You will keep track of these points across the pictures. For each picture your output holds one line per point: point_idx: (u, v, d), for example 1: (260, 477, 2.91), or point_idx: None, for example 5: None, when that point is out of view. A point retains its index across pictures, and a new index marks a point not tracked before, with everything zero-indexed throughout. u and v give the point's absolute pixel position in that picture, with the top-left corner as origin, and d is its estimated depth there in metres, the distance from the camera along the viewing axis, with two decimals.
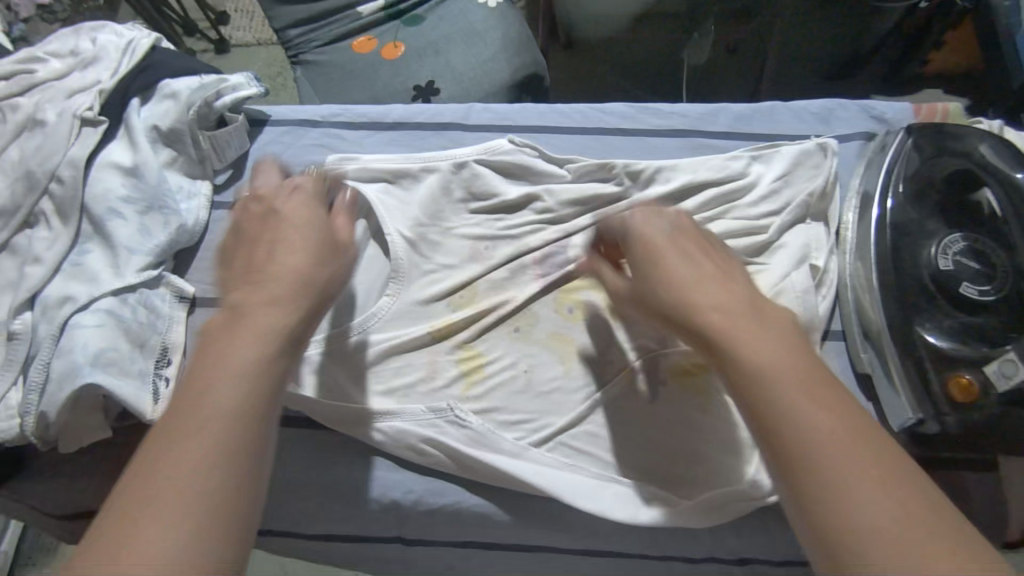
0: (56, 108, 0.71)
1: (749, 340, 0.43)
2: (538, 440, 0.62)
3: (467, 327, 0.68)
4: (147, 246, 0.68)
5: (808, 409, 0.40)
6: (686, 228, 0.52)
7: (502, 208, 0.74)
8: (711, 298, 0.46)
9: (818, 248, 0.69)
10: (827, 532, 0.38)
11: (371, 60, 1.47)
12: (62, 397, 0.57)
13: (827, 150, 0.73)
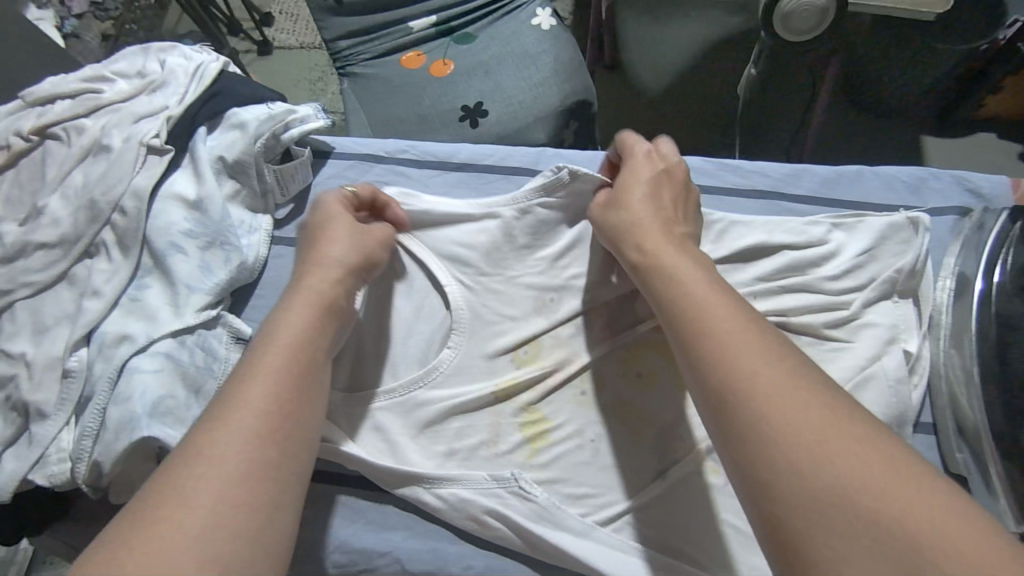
0: (122, 133, 0.69)
1: (675, 255, 0.53)
2: (605, 518, 0.58)
3: (533, 386, 0.65)
4: (207, 285, 0.65)
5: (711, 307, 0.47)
6: (667, 175, 0.62)
7: (568, 255, 0.71)
8: (655, 225, 0.56)
9: (907, 331, 0.65)
10: (723, 414, 0.42)
11: (421, 76, 1.45)
12: (118, 448, 0.54)
13: (919, 226, 0.68)
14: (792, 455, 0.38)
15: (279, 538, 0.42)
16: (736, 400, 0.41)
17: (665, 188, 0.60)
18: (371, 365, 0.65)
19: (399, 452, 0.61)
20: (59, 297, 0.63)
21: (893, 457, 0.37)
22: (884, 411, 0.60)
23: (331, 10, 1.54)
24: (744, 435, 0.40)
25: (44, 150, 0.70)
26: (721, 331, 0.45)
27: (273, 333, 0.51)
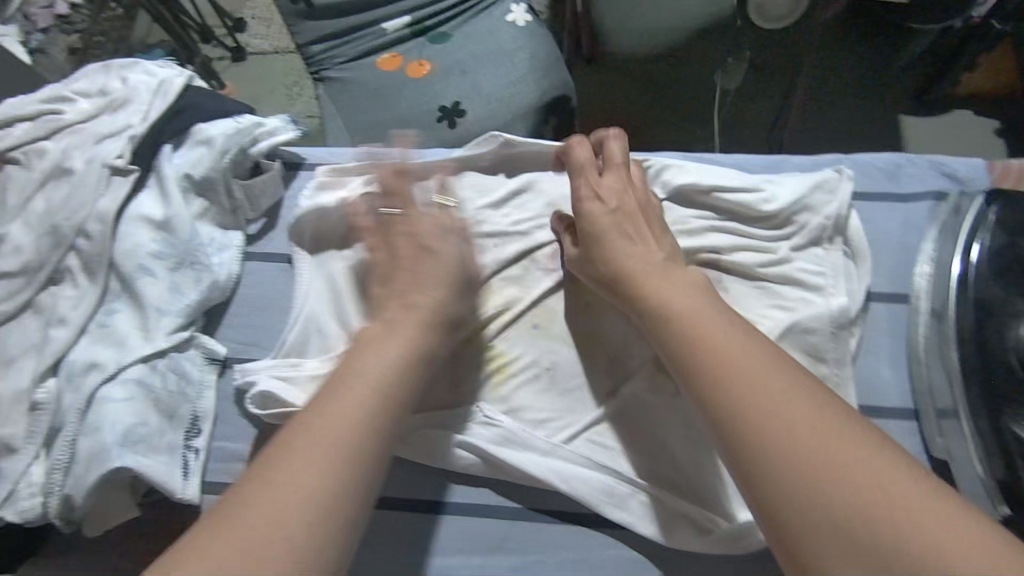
0: (84, 154, 0.67)
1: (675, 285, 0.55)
2: (566, 438, 0.62)
3: (489, 326, 0.67)
4: (178, 307, 0.64)
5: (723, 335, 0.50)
6: (624, 195, 0.64)
7: (507, 203, 0.76)
8: (642, 257, 0.59)
9: (839, 271, 0.68)
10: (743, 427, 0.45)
11: (396, 77, 1.42)
12: (89, 481, 0.54)
13: (842, 174, 0.72)
14: (813, 491, 0.41)
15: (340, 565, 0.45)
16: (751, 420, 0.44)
17: (631, 206, 0.63)
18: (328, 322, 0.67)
19: None
20: (24, 326, 0.62)
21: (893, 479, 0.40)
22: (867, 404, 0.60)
23: (304, 15, 1.52)
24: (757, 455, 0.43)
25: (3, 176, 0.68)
26: (727, 370, 0.47)
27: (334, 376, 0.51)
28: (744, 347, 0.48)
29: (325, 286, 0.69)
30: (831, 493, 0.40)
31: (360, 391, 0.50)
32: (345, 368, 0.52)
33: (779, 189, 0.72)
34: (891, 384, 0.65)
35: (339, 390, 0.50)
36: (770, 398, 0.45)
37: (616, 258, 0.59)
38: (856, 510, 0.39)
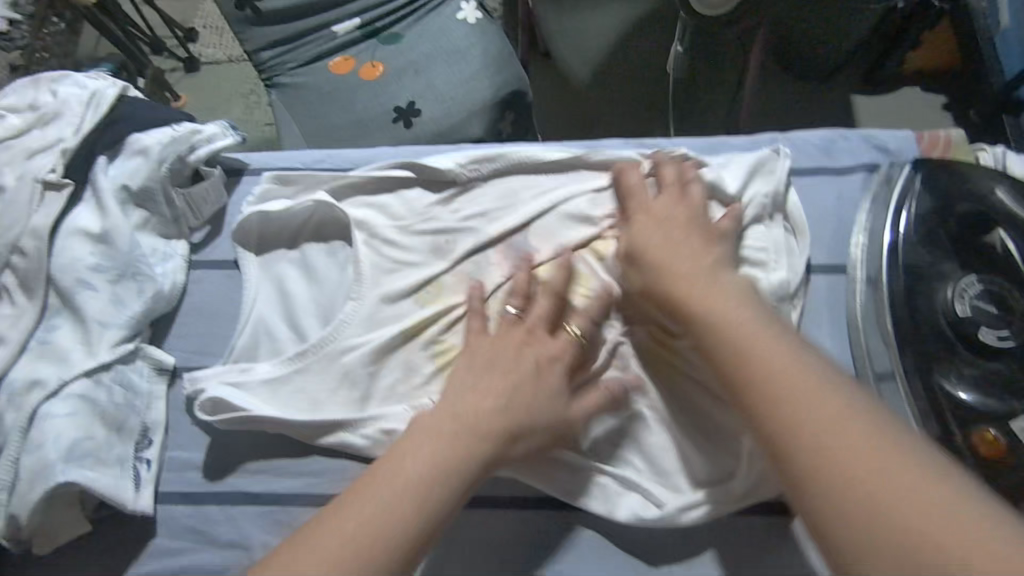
0: (15, 170, 0.66)
1: (710, 298, 0.53)
2: None
3: (439, 321, 0.66)
4: (122, 319, 0.63)
5: (762, 353, 0.48)
6: (653, 206, 0.63)
7: (457, 199, 0.74)
8: (705, 275, 0.55)
9: (780, 247, 0.67)
10: (785, 453, 0.44)
11: (349, 80, 1.42)
12: (34, 498, 0.53)
13: (780, 152, 0.72)
14: (869, 507, 0.40)
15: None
16: (795, 447, 0.44)
17: (678, 219, 0.61)
18: (282, 328, 0.68)
19: (320, 407, 0.62)
20: None
21: (957, 503, 0.38)
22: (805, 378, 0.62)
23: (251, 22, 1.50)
24: (807, 479, 0.42)
25: None
26: (793, 401, 0.45)
27: (410, 432, 0.53)
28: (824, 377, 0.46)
29: (277, 290, 0.71)
30: (885, 498, 0.40)
31: (431, 452, 0.51)
32: (434, 426, 0.52)
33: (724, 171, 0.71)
34: (833, 351, 0.66)
35: (427, 446, 0.51)
36: (844, 428, 0.43)
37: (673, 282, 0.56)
38: (917, 539, 0.38)
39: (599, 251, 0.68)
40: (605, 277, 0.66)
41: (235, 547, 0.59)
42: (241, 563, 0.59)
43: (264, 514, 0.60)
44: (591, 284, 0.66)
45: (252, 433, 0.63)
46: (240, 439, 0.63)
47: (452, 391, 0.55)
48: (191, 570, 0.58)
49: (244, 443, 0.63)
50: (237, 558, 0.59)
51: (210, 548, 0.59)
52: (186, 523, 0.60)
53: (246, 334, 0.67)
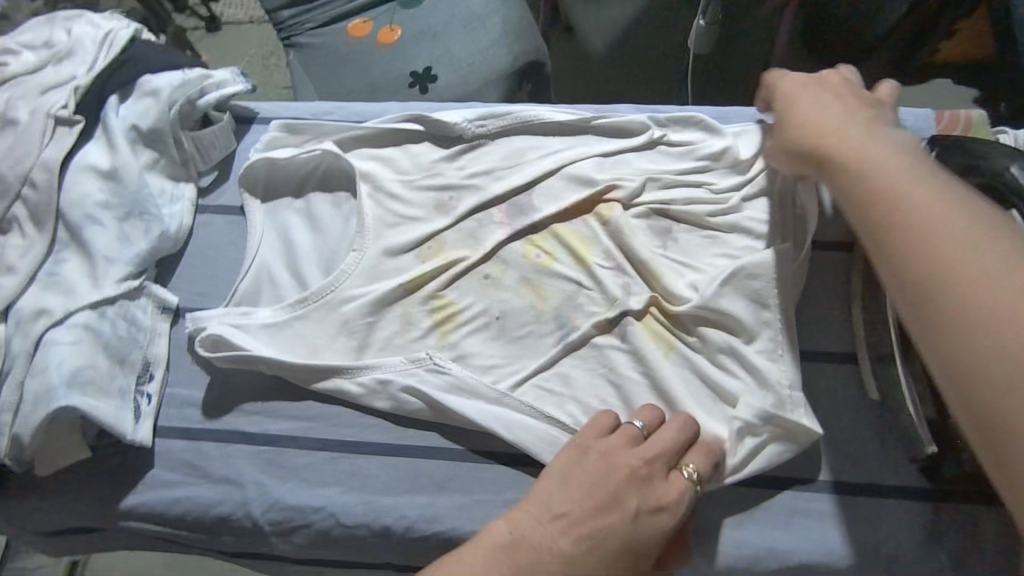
0: (28, 105, 0.67)
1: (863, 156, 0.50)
2: (511, 384, 0.61)
3: (438, 277, 0.67)
4: (126, 256, 0.64)
5: (921, 201, 0.45)
6: (822, 79, 0.58)
7: (463, 156, 0.74)
8: (842, 121, 0.53)
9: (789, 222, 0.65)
10: (934, 302, 0.42)
11: (366, 43, 1.41)
12: (38, 420, 0.55)
13: None
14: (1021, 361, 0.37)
15: None
16: (946, 294, 0.41)
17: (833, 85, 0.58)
18: (285, 275, 0.69)
19: (318, 354, 0.64)
20: None
21: None
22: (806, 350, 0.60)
23: None
24: (950, 327, 0.40)
25: None
26: (931, 233, 0.43)
27: (512, 538, 0.48)
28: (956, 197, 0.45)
29: (281, 236, 0.71)
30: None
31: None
32: (526, 537, 0.48)
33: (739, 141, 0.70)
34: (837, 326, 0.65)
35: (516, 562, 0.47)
36: (1007, 278, 0.40)
37: (811, 126, 0.53)
38: None
39: (602, 217, 0.68)
40: (608, 242, 0.67)
41: (226, 483, 0.60)
42: (230, 498, 0.60)
43: (256, 453, 0.62)
44: (594, 251, 0.67)
45: (250, 374, 0.65)
46: (239, 379, 0.65)
47: (551, 516, 0.49)
48: (182, 502, 0.60)
49: (242, 385, 0.64)
50: (227, 494, 0.60)
51: (203, 483, 0.60)
52: (181, 457, 0.62)
53: (248, 278, 0.68)
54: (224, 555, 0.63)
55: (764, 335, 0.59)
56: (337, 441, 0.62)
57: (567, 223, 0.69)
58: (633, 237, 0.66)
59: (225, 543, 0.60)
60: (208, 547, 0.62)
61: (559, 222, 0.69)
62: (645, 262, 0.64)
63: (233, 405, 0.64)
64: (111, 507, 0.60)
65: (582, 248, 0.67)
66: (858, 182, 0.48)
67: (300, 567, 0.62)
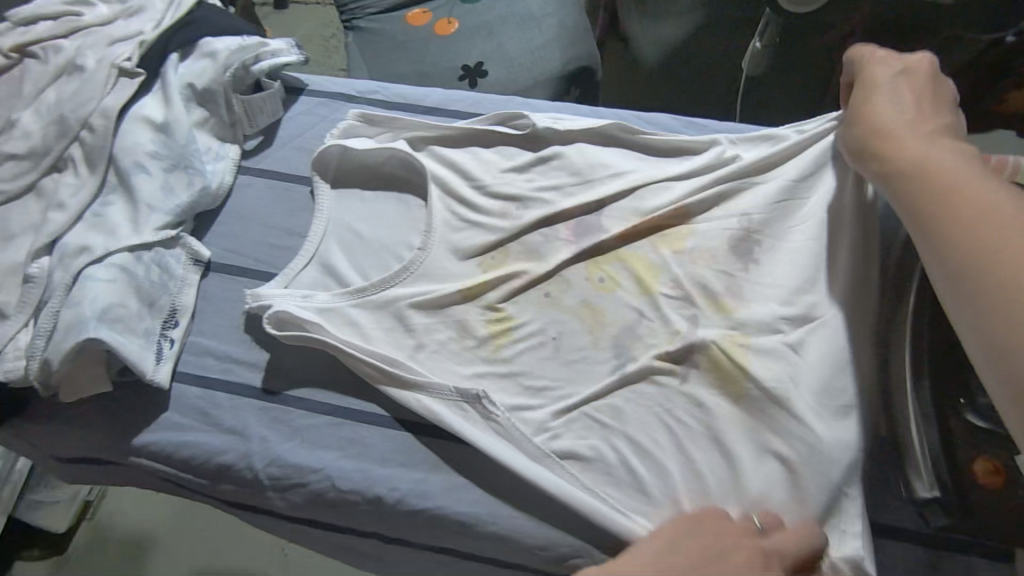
0: (96, 55, 0.71)
1: (921, 147, 0.51)
2: (559, 409, 0.62)
3: (498, 289, 0.69)
4: (168, 206, 0.67)
5: (973, 188, 0.45)
6: (907, 65, 0.59)
7: (532, 168, 0.75)
8: (907, 110, 0.55)
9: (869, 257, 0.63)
10: (966, 273, 0.43)
11: (423, 33, 1.44)
12: (66, 349, 0.58)
13: None
14: None
15: None
16: (986, 270, 0.41)
17: (917, 80, 0.58)
18: (344, 260, 0.70)
19: (369, 340, 0.65)
20: (26, 207, 0.66)
21: None
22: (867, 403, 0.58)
23: None
24: (988, 303, 0.41)
25: (22, 68, 0.72)
26: (980, 214, 0.44)
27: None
28: (992, 182, 0.47)
29: (344, 224, 0.73)
30: None
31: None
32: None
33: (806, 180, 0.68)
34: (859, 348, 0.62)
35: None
36: None
37: (871, 111, 0.56)
38: None
39: (671, 244, 0.70)
40: (677, 272, 0.68)
41: (232, 434, 0.63)
42: (234, 448, 0.62)
43: (265, 409, 0.64)
44: (662, 279, 0.68)
45: (300, 354, 0.67)
46: (290, 358, 0.66)
47: (639, 563, 0.48)
48: (189, 447, 0.62)
49: (292, 361, 0.66)
50: (232, 444, 0.62)
51: (211, 430, 0.63)
52: (194, 403, 0.64)
53: (314, 260, 0.70)
54: (223, 503, 0.65)
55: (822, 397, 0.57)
56: (343, 408, 0.64)
57: (631, 247, 0.70)
58: (699, 267, 0.68)
59: (224, 491, 0.62)
60: (209, 493, 0.64)
61: (626, 244, 0.70)
62: (715, 294, 0.66)
63: (284, 382, 0.65)
64: (125, 442, 0.63)
65: (648, 277, 0.68)
66: (903, 162, 0.51)
67: (291, 525, 0.64)
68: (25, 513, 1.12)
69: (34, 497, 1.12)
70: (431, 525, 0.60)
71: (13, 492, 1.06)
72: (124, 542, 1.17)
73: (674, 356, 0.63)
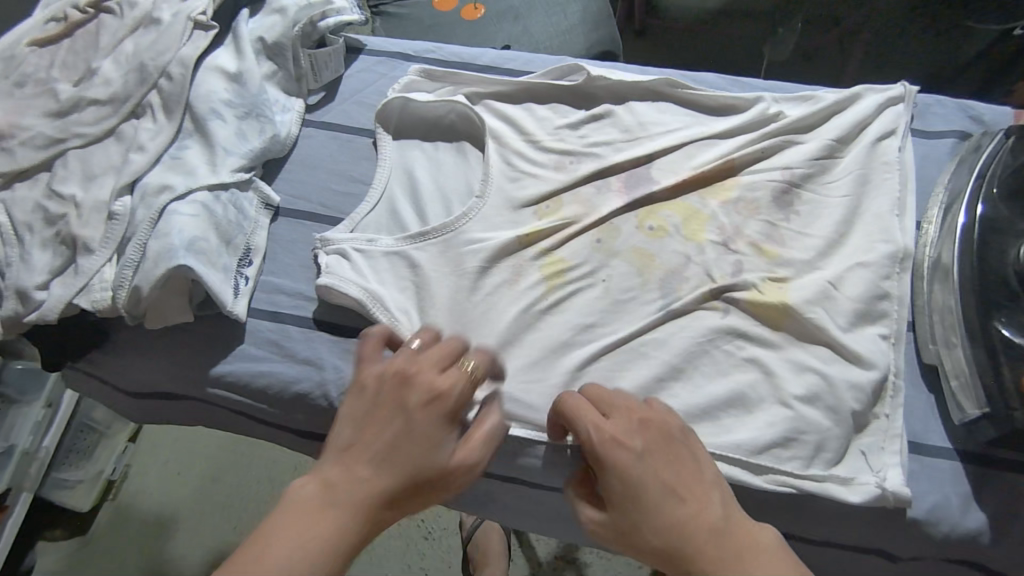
0: (172, 9, 0.74)
1: (659, 514, 0.49)
2: (618, 339, 0.65)
3: (555, 232, 0.71)
4: (241, 150, 0.70)
5: (723, 555, 0.48)
6: (611, 451, 0.51)
7: (586, 125, 0.78)
8: (676, 506, 0.49)
9: (904, 208, 0.70)
10: None
11: (450, 17, 1.45)
12: (156, 275, 0.60)
13: (901, 111, 0.76)
14: None
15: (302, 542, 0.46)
16: None
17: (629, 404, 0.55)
18: (406, 209, 0.73)
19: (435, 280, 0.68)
20: (107, 150, 0.69)
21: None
22: (897, 341, 0.64)
23: None
24: None
25: (98, 22, 0.76)
26: None
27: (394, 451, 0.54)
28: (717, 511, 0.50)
29: (405, 176, 0.75)
30: None
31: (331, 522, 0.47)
32: (329, 483, 0.49)
33: (840, 145, 0.74)
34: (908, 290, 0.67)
35: (329, 507, 0.48)
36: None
37: (668, 535, 0.48)
38: None
39: (718, 196, 0.72)
40: (724, 220, 0.71)
41: (304, 366, 0.65)
42: (308, 379, 0.65)
43: (336, 343, 0.67)
44: (709, 226, 0.70)
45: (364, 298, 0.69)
46: None
47: (338, 454, 0.51)
48: (265, 377, 0.65)
49: None
50: (305, 374, 0.65)
51: (285, 362, 0.66)
52: (269, 336, 0.67)
53: (376, 209, 0.73)
54: (291, 435, 0.68)
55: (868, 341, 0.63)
56: None
57: (682, 198, 0.73)
58: (746, 215, 0.71)
59: (298, 421, 0.65)
60: (279, 424, 0.67)
61: (676, 195, 0.73)
62: (761, 241, 0.69)
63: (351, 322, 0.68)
64: (203, 375, 0.66)
65: (698, 223, 0.71)
66: (674, 556, 0.48)
67: None
68: (50, 492, 1.12)
69: (60, 476, 1.12)
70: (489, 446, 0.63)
71: (41, 467, 1.07)
72: (143, 522, 1.18)
73: (718, 295, 0.67)
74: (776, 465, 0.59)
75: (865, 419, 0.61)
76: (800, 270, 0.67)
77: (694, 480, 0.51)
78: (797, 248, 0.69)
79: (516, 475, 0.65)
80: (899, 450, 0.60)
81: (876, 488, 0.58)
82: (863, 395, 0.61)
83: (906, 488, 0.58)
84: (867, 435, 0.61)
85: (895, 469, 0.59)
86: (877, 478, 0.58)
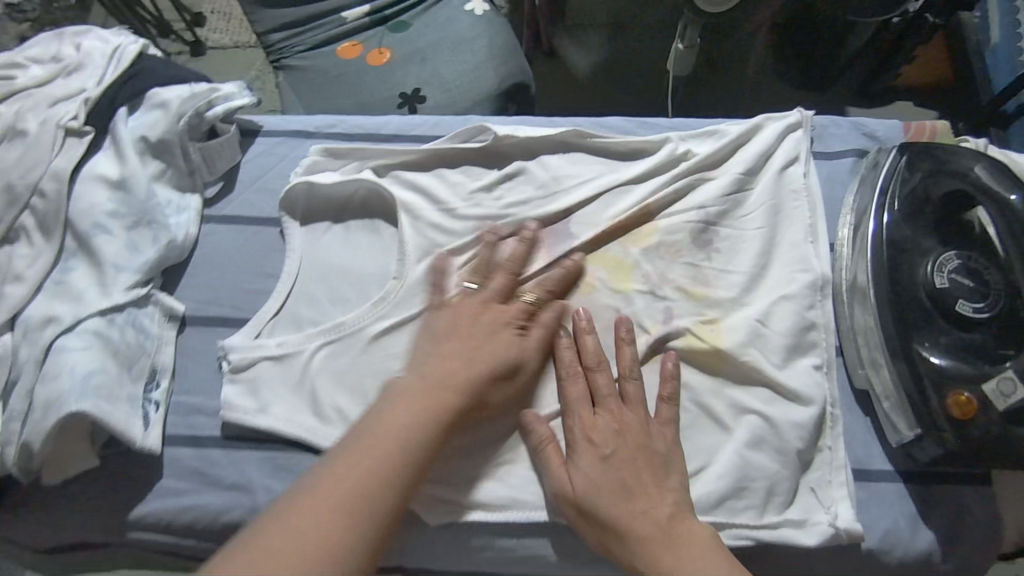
0: (38, 116, 0.68)
1: (604, 497, 0.55)
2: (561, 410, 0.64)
3: None
4: (135, 264, 0.65)
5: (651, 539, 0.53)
6: (585, 438, 0.58)
7: (499, 186, 0.76)
8: (627, 500, 0.55)
9: (816, 233, 0.72)
10: None
11: (355, 65, 1.41)
12: (49, 425, 0.55)
13: (801, 137, 0.78)
14: None
15: (382, 451, 0.52)
16: None
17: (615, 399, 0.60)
18: (322, 301, 0.69)
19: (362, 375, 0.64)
20: None
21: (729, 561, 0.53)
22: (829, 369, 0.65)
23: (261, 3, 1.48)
24: None
25: None
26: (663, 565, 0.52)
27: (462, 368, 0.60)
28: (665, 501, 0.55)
29: (317, 265, 0.71)
30: None
31: (416, 414, 0.54)
32: (427, 385, 0.56)
33: (750, 178, 0.75)
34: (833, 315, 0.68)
35: (415, 404, 0.55)
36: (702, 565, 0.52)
37: (611, 518, 0.54)
38: None
39: (640, 243, 0.72)
40: (648, 267, 0.70)
41: (232, 491, 0.61)
42: (238, 504, 0.60)
43: (264, 458, 0.62)
44: (634, 275, 0.70)
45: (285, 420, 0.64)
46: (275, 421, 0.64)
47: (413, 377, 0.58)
48: (191, 510, 0.60)
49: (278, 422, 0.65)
50: (235, 499, 0.60)
51: (211, 490, 0.61)
52: (189, 465, 0.62)
53: (290, 305, 0.69)
54: None
55: (803, 376, 0.64)
56: None
57: (605, 249, 0.72)
58: (670, 260, 0.71)
59: None
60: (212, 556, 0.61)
61: (599, 248, 0.72)
62: (687, 285, 0.70)
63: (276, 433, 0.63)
64: (120, 518, 0.60)
65: (624, 274, 0.70)
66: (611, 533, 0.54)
67: None
68: None
69: None
70: (469, 464, 0.62)
71: None
72: None
73: (652, 348, 0.66)
74: (733, 519, 0.59)
75: (810, 454, 0.62)
76: (728, 310, 0.68)
77: (649, 472, 0.56)
78: (723, 287, 0.69)
79: (479, 567, 0.63)
80: (845, 482, 0.61)
81: (830, 527, 0.58)
82: (807, 432, 0.61)
83: (858, 521, 0.59)
84: (815, 470, 0.62)
85: (844, 504, 0.60)
86: (830, 516, 0.59)
